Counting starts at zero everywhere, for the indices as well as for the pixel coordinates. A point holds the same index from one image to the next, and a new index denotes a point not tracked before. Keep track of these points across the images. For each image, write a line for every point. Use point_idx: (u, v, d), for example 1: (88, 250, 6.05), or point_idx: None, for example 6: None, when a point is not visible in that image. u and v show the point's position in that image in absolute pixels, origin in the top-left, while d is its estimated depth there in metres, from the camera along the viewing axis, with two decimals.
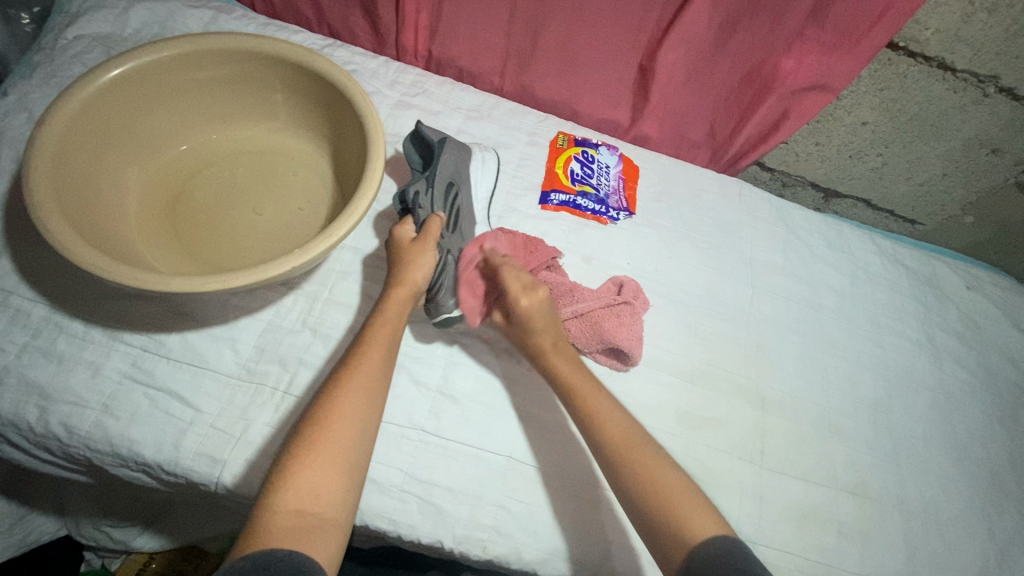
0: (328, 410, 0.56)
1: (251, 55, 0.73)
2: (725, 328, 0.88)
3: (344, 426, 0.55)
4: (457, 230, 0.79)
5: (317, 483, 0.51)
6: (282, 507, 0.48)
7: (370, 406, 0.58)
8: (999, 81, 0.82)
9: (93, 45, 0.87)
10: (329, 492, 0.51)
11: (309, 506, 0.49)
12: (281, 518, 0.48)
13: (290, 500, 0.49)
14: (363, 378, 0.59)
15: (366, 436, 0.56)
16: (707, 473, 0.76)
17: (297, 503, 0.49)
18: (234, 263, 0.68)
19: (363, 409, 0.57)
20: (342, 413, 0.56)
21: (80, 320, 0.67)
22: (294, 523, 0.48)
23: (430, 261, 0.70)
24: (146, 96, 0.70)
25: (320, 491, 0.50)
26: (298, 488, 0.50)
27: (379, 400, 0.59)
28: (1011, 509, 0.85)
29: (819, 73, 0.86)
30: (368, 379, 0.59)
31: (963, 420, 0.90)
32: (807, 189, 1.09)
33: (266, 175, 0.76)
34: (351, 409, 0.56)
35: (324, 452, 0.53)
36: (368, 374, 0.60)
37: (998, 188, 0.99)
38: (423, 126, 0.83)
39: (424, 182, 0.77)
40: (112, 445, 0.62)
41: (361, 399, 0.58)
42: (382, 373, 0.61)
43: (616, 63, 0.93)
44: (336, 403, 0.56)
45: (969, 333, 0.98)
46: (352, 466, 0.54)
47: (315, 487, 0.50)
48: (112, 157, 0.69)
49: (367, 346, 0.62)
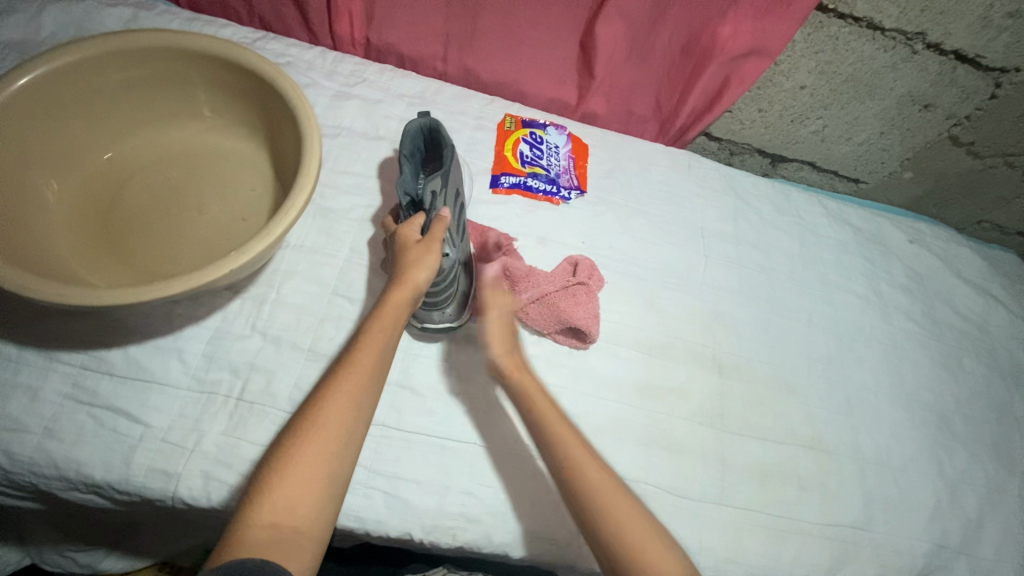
0: (312, 421, 0.55)
1: (169, 52, 0.70)
2: (681, 298, 0.89)
3: (324, 437, 0.54)
4: (462, 241, 0.77)
5: (293, 497, 0.50)
6: (257, 520, 0.49)
7: (357, 414, 0.57)
8: (926, 38, 0.85)
9: (4, 51, 0.82)
10: (305, 506, 0.51)
11: (282, 519, 0.49)
12: (253, 532, 0.48)
13: (266, 513, 0.49)
14: (351, 386, 0.57)
15: (352, 444, 0.55)
16: (669, 441, 0.77)
17: (272, 516, 0.49)
18: (173, 270, 0.66)
19: (347, 419, 0.56)
20: (325, 425, 0.54)
21: (11, 343, 0.64)
22: (266, 537, 0.48)
23: (433, 264, 0.67)
24: (60, 102, 0.67)
25: (296, 502, 0.50)
26: (274, 502, 0.50)
27: (369, 406, 0.58)
28: (959, 449, 0.89)
29: (756, 40, 0.87)
30: (358, 386, 0.58)
31: (911, 369, 0.94)
32: (755, 156, 1.10)
33: (200, 176, 0.73)
34: (333, 421, 0.55)
35: (304, 464, 0.52)
36: (356, 381, 0.58)
37: (934, 142, 1.02)
38: (439, 125, 0.78)
39: (441, 180, 0.76)
40: (58, 469, 0.60)
41: (347, 408, 0.56)
42: (375, 378, 0.60)
43: (557, 40, 0.92)
44: (320, 412, 0.55)
45: (913, 284, 1.02)
46: (333, 476, 0.53)
47: (292, 501, 0.50)
48: (30, 168, 0.65)
49: (360, 348, 0.61)
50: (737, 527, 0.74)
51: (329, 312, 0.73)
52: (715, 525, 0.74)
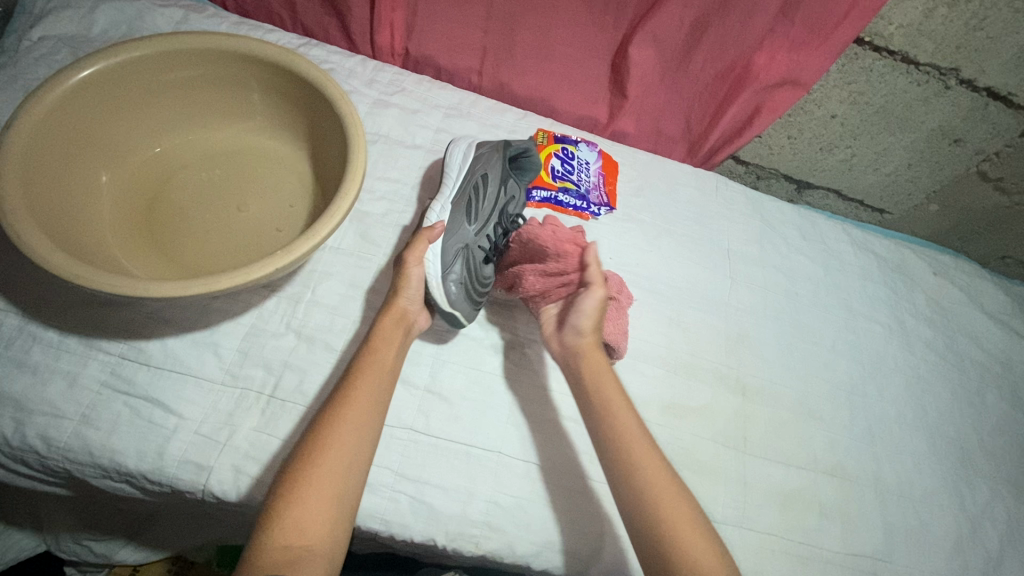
0: (319, 445, 0.56)
1: (225, 55, 0.72)
2: (706, 318, 0.90)
3: (332, 460, 0.56)
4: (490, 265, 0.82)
5: (304, 518, 0.52)
6: (270, 543, 0.50)
7: (364, 436, 0.59)
8: (959, 73, 0.86)
9: (59, 45, 0.84)
10: (315, 526, 0.52)
11: (295, 540, 0.51)
12: (268, 555, 0.49)
13: (278, 537, 0.51)
14: (357, 410, 0.60)
15: (356, 468, 0.57)
16: (692, 461, 0.77)
17: (285, 538, 0.51)
18: (214, 267, 0.67)
19: (353, 441, 0.58)
20: (333, 449, 0.56)
21: (53, 329, 0.65)
22: (280, 557, 0.49)
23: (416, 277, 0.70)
24: (116, 98, 0.69)
25: (306, 524, 0.52)
26: (285, 523, 0.51)
27: (373, 430, 0.60)
28: (980, 483, 0.88)
29: (792, 69, 0.88)
30: (362, 412, 0.60)
31: (934, 402, 0.94)
32: (781, 182, 1.11)
33: (243, 175, 0.75)
34: (341, 444, 0.57)
35: (312, 489, 0.54)
36: (361, 407, 0.60)
37: (961, 177, 1.03)
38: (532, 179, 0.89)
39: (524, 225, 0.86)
40: (92, 457, 0.61)
41: (353, 431, 0.58)
42: (375, 405, 0.61)
43: (592, 60, 0.94)
44: (327, 437, 0.57)
45: (937, 316, 1.02)
46: (341, 496, 0.55)
47: (304, 522, 0.52)
48: (84, 160, 0.67)
49: (358, 375, 0.62)
50: (758, 550, 0.74)
51: (362, 315, 0.74)
52: (736, 547, 0.73)
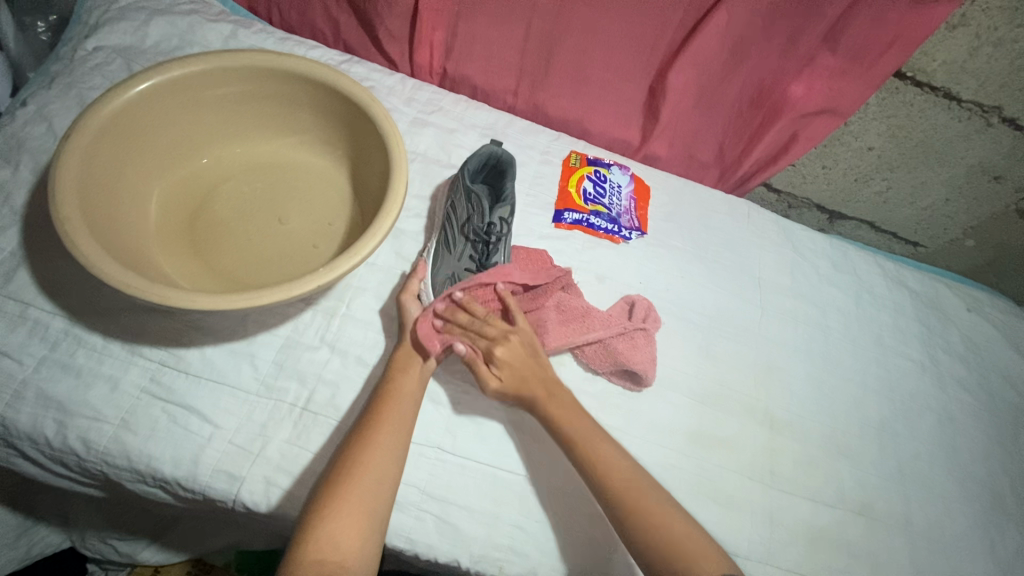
0: (350, 461, 0.57)
1: (272, 73, 0.74)
2: (735, 348, 0.89)
3: (364, 475, 0.57)
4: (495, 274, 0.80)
5: (337, 532, 0.53)
6: (305, 557, 0.51)
7: (394, 453, 0.60)
8: (1002, 111, 0.85)
9: (112, 56, 0.87)
10: (347, 540, 0.53)
11: (328, 554, 0.52)
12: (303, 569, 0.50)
13: (312, 550, 0.52)
14: (386, 427, 0.61)
15: (386, 484, 0.58)
16: (717, 493, 0.76)
17: (319, 553, 0.52)
18: (253, 278, 0.68)
19: (382, 457, 0.59)
20: (363, 465, 0.57)
21: (97, 333, 0.67)
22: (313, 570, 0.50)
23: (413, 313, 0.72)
24: (168, 111, 0.71)
25: (338, 538, 0.53)
26: (318, 537, 0.52)
27: (401, 447, 0.61)
28: (1013, 530, 0.86)
29: (830, 100, 0.88)
30: (391, 430, 0.61)
31: (966, 443, 0.91)
32: (813, 211, 1.11)
33: (284, 189, 0.77)
34: (371, 460, 0.58)
35: (342, 504, 0.54)
36: (389, 425, 0.61)
37: (999, 214, 1.01)
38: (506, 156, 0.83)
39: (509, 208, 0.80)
40: (129, 461, 0.62)
41: (384, 447, 0.59)
42: (404, 423, 0.63)
43: (628, 84, 0.95)
44: (358, 453, 0.58)
45: (970, 355, 1.00)
46: (372, 511, 0.55)
47: (336, 535, 0.53)
48: (133, 170, 0.69)
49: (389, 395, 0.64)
50: None
51: (394, 331, 0.74)
52: None
